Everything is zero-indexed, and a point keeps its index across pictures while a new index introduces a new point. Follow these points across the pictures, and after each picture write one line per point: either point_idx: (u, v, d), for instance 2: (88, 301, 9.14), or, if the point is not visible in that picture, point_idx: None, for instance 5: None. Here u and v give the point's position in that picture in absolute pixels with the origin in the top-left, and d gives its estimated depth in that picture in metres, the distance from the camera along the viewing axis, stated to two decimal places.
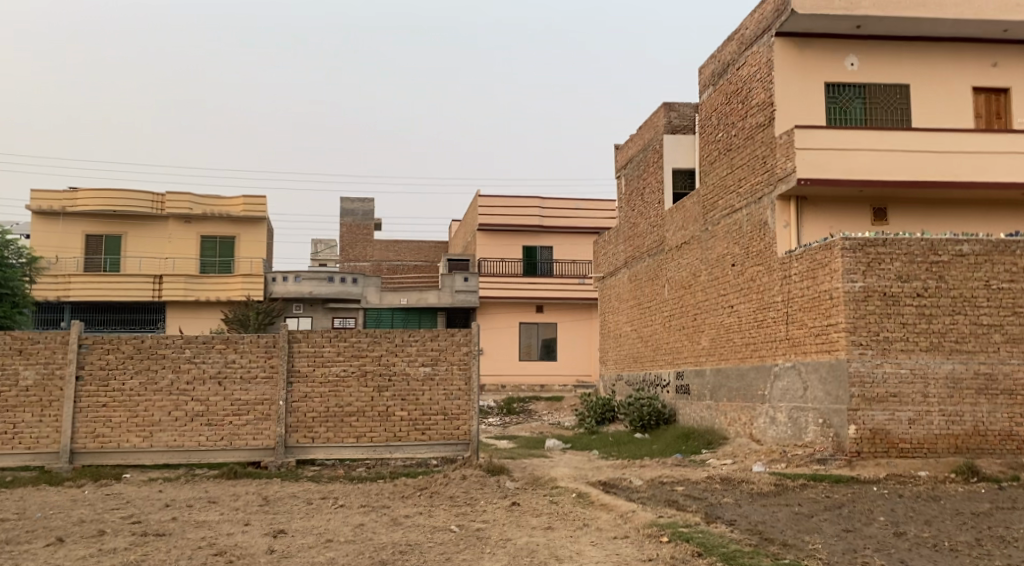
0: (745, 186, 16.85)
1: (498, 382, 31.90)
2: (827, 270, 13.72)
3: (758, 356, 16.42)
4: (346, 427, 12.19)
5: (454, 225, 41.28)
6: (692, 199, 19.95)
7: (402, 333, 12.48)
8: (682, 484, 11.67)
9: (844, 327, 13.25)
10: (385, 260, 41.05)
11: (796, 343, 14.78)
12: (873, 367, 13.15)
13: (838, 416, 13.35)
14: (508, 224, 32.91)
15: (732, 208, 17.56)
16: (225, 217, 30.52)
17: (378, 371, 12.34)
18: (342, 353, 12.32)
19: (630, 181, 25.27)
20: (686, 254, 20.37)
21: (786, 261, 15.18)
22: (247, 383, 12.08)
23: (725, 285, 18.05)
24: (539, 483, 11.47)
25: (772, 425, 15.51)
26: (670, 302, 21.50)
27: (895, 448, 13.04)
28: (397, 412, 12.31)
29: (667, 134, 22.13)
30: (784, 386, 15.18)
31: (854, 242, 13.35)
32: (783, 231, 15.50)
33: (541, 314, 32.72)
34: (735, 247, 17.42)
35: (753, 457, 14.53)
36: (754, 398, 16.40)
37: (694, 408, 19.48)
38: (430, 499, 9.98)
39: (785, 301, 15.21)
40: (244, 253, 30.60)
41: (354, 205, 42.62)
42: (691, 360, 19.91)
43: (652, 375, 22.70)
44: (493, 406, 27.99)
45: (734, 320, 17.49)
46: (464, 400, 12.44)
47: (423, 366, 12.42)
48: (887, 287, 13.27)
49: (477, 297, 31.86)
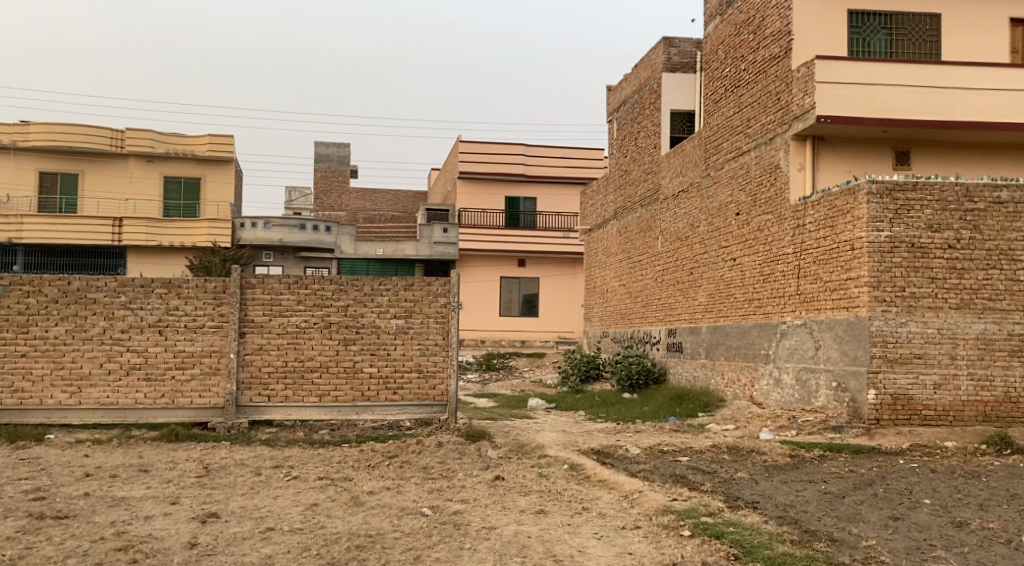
0: (756, 126, 15.36)
1: (477, 337, 30.51)
2: (849, 218, 12.35)
3: (762, 313, 15.07)
4: (307, 384, 10.74)
5: (433, 173, 39.59)
6: (692, 142, 18.42)
7: (372, 281, 10.96)
8: (686, 455, 10.33)
9: (866, 281, 11.91)
10: (362, 209, 39.35)
11: (809, 299, 13.44)
12: (897, 326, 11.83)
13: (856, 379, 12.05)
14: (491, 172, 31.35)
15: (738, 150, 16.13)
16: (190, 158, 28.68)
17: (344, 323, 10.87)
18: (304, 303, 10.82)
19: (622, 126, 23.71)
20: (683, 203, 18.94)
21: (801, 209, 13.78)
22: (193, 333, 10.56)
23: (726, 236, 16.65)
24: (525, 451, 10.11)
25: (776, 387, 14.28)
26: (664, 255, 20.11)
27: (918, 416, 11.77)
28: (366, 369, 10.87)
29: (666, 73, 20.59)
30: (792, 346, 13.87)
31: (881, 186, 11.97)
32: (797, 174, 14.21)
33: (524, 267, 31.27)
34: (741, 193, 15.98)
35: (757, 423, 13.26)
36: (757, 358, 15.09)
37: (687, 367, 18.18)
38: (400, 470, 8.56)
39: (798, 253, 13.84)
40: (210, 196, 28.93)
41: (329, 150, 40.78)
42: (686, 317, 18.56)
43: (642, 332, 21.39)
44: (471, 362, 26.71)
45: (737, 274, 16.11)
46: (442, 356, 11.03)
47: (395, 319, 10.99)
48: (915, 237, 11.93)
49: (456, 249, 30.36)
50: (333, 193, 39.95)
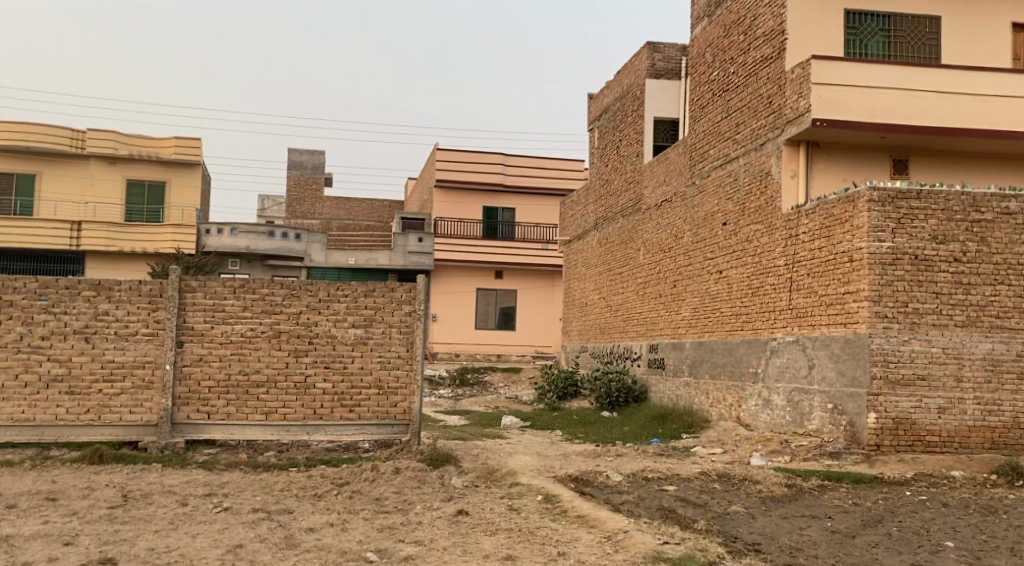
0: (746, 130, 14.48)
1: (451, 351, 29.42)
2: (846, 227, 11.46)
3: (750, 328, 14.15)
4: (252, 400, 9.66)
5: (409, 182, 38.54)
6: (678, 149, 17.51)
7: (328, 286, 9.90)
8: (672, 484, 9.35)
9: (866, 295, 11.00)
10: (335, 218, 38.19)
11: (802, 314, 12.52)
12: (899, 344, 10.92)
13: (854, 402, 11.14)
14: (468, 181, 30.35)
15: (725, 157, 15.25)
16: (154, 160, 27.41)
17: (296, 333, 9.80)
18: (250, 309, 9.75)
19: (604, 134, 22.82)
20: (667, 212, 18.04)
21: (794, 217, 12.89)
22: (124, 341, 9.47)
23: (712, 247, 15.75)
24: (494, 478, 9.08)
25: (766, 408, 13.36)
26: (646, 268, 19.17)
27: (921, 442, 10.86)
28: (318, 384, 9.80)
29: (650, 79, 19.73)
30: (783, 364, 12.97)
31: (882, 193, 11.07)
32: (790, 182, 13.23)
33: (500, 280, 30.27)
34: (729, 202, 15.08)
35: (746, 448, 12.32)
36: (744, 377, 14.16)
37: (669, 385, 17.23)
38: (349, 502, 7.50)
39: (790, 265, 12.95)
40: (175, 201, 27.61)
41: (303, 158, 39.33)
42: (668, 332, 17.62)
43: (622, 348, 20.43)
44: (445, 376, 25.43)
45: (723, 287, 15.20)
46: (405, 370, 10.01)
47: (353, 328, 9.94)
48: (918, 249, 11.05)
49: (431, 259, 29.44)
50: (306, 201, 38.75)
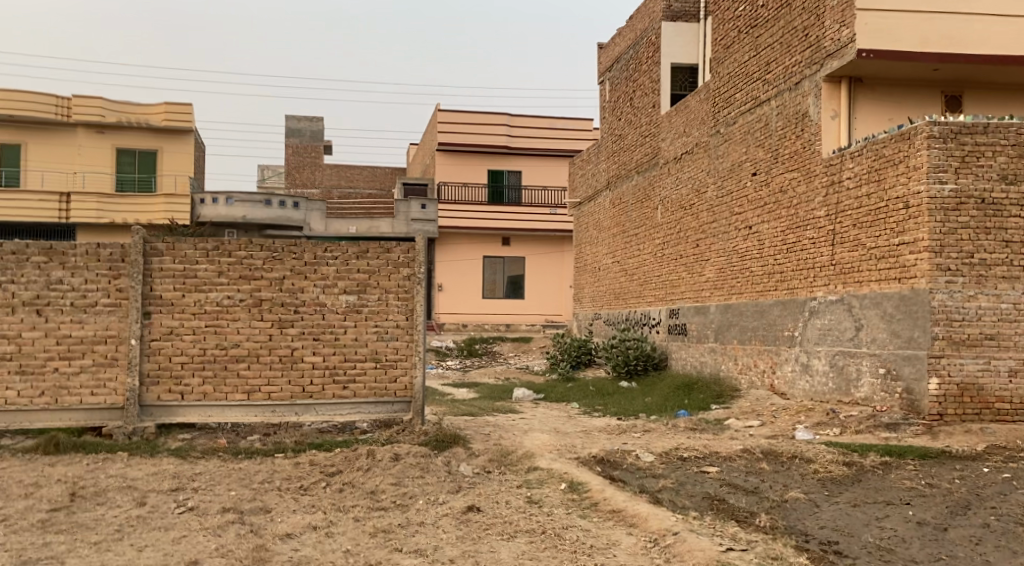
0: (778, 69, 13.18)
1: (458, 322, 28.28)
2: (900, 170, 10.21)
3: (785, 288, 12.88)
4: (230, 377, 8.46)
5: (411, 148, 37.15)
6: (699, 95, 16.14)
7: (314, 247, 8.66)
8: (713, 464, 8.15)
9: (926, 245, 9.76)
10: (336, 186, 36.92)
11: (848, 270, 11.25)
12: (964, 301, 9.70)
13: (911, 365, 9.90)
14: (472, 143, 28.95)
15: (754, 100, 14.00)
16: (145, 127, 26.08)
17: (280, 301, 8.59)
18: (226, 275, 8.53)
19: (616, 86, 21.44)
20: (688, 165, 16.69)
21: (836, 161, 11.64)
22: (82, 314, 8.30)
23: (741, 200, 14.44)
24: (509, 462, 7.90)
25: (804, 374, 12.15)
26: (664, 227, 17.89)
27: (990, 410, 9.66)
28: (307, 358, 8.60)
29: (665, 21, 18.44)
30: (824, 326, 11.73)
31: (944, 128, 9.81)
32: (830, 123, 11.99)
33: (508, 247, 29.00)
34: (760, 150, 13.79)
35: (787, 419, 11.12)
36: (779, 341, 12.91)
37: (692, 352, 16.01)
38: (340, 497, 6.33)
39: (831, 216, 11.69)
40: (168, 169, 26.31)
41: (301, 124, 37.92)
42: (691, 295, 16.36)
43: (639, 314, 19.20)
44: (452, 347, 24.28)
45: (753, 245, 13.92)
46: (405, 341, 8.83)
47: (344, 294, 8.73)
48: (985, 191, 9.81)
49: (435, 226, 27.84)
50: (305, 169, 37.43)
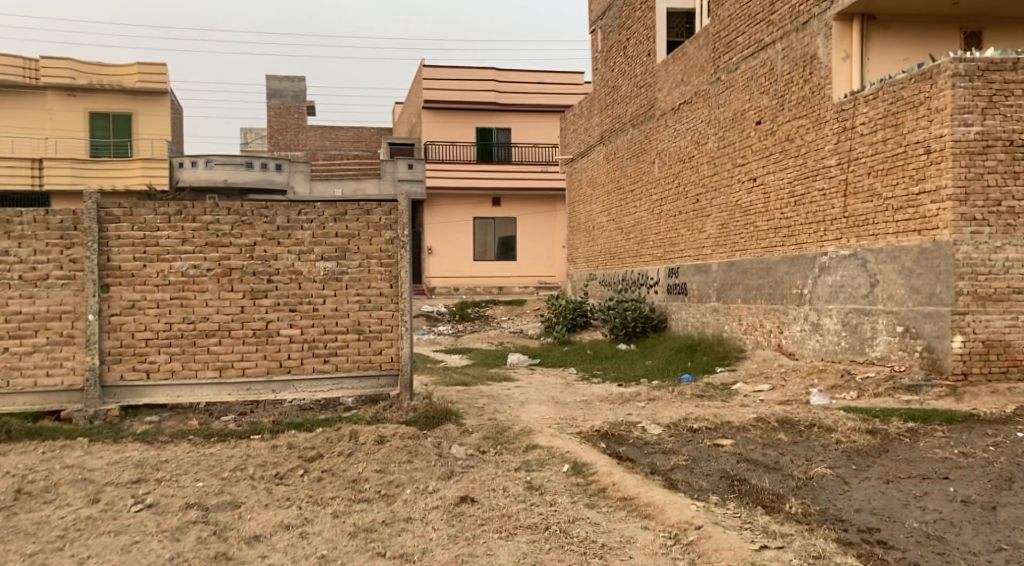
0: (785, 9, 12.65)
1: (450, 286, 27.61)
2: (920, 112, 9.68)
3: (793, 243, 12.21)
4: (200, 353, 7.82)
5: (397, 107, 36.15)
6: (698, 42, 15.35)
7: (288, 210, 7.96)
8: (727, 436, 7.54)
9: (950, 194, 9.22)
10: (321, 148, 35.97)
11: (860, 222, 10.68)
12: (990, 253, 9.15)
13: (933, 323, 9.32)
14: (461, 100, 28.02)
15: (758, 43, 13.37)
16: (117, 90, 25.12)
17: (251, 270, 7.90)
18: (191, 242, 7.83)
19: (608, 35, 20.60)
20: (687, 116, 15.92)
21: (848, 106, 11.05)
22: (33, 289, 7.64)
23: (744, 150, 13.73)
24: (507, 439, 7.28)
25: (814, 334, 11.55)
26: (662, 182, 17.15)
27: (1017, 368, 9.13)
28: (284, 331, 7.96)
29: None
30: (835, 283, 11.10)
31: (969, 66, 9.25)
32: (841, 65, 11.51)
33: (499, 207, 28.23)
34: (765, 97, 13.12)
35: (798, 382, 10.52)
36: (787, 298, 12.27)
37: (693, 312, 15.36)
38: (321, 487, 5.71)
39: (845, 165, 11.06)
40: (143, 133, 25.41)
41: (283, 85, 36.81)
42: (691, 253, 15.67)
43: (636, 274, 18.53)
44: (444, 312, 23.60)
45: (758, 198, 13.21)
46: (390, 310, 8.17)
47: (322, 261, 8.04)
48: (1013, 133, 9.29)
49: (423, 188, 27.08)
50: (289, 131, 36.41)
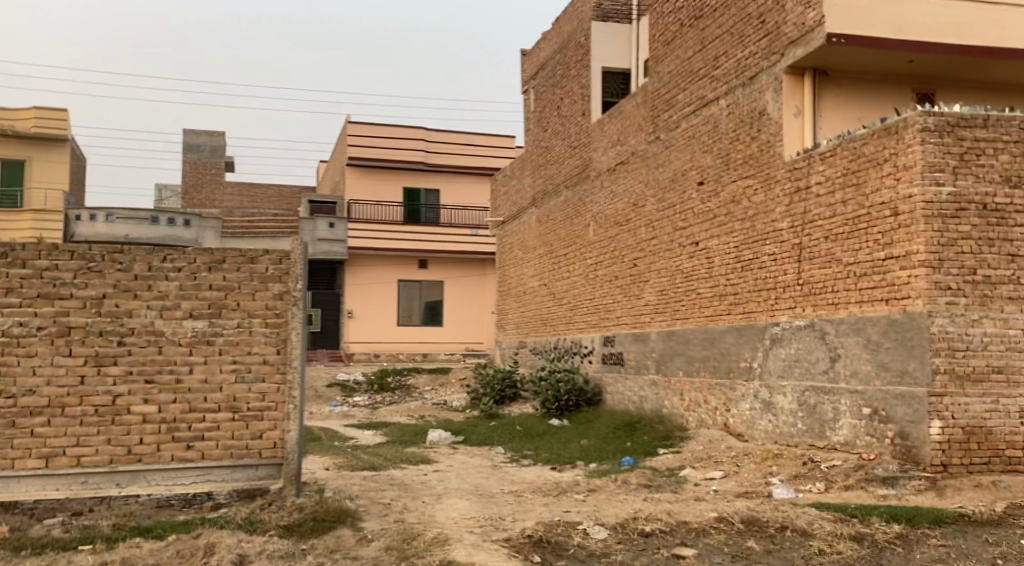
0: (730, 63, 11.74)
1: (370, 351, 25.95)
2: (884, 170, 8.73)
3: (741, 312, 11.14)
4: (21, 436, 6.76)
5: (321, 166, 34.77)
6: (634, 99, 14.48)
7: (149, 256, 7.11)
8: (686, 545, 6.23)
9: (922, 259, 8.23)
10: (239, 206, 34.20)
11: (817, 290, 9.64)
12: (967, 327, 8.15)
13: (905, 406, 8.25)
14: (387, 159, 26.78)
15: (700, 99, 12.46)
16: (9, 135, 23.21)
17: (97, 330, 6.97)
18: (19, 294, 6.87)
19: (541, 95, 19.78)
20: (623, 177, 14.97)
21: (802, 163, 10.09)
22: None
23: (682, 212, 12.82)
24: (415, 553, 5.81)
25: (765, 413, 10.42)
26: (596, 246, 16.09)
27: (1000, 459, 8.08)
28: (136, 410, 6.97)
29: (596, 21, 17.05)
30: (789, 356, 10.02)
31: (940, 120, 8.35)
32: (792, 121, 10.53)
33: (425, 270, 26.85)
34: (706, 157, 12.22)
35: (754, 468, 9.34)
36: (734, 372, 11.14)
37: (630, 385, 14.12)
38: None
39: (798, 229, 10.06)
40: (36, 183, 23.52)
41: (201, 140, 35.11)
42: (628, 321, 14.54)
43: (569, 341, 17.29)
44: (361, 381, 21.86)
45: (700, 264, 12.20)
46: (275, 383, 7.28)
47: (190, 320, 7.16)
48: (986, 195, 8.39)
49: (344, 247, 25.64)
50: (205, 188, 34.59)
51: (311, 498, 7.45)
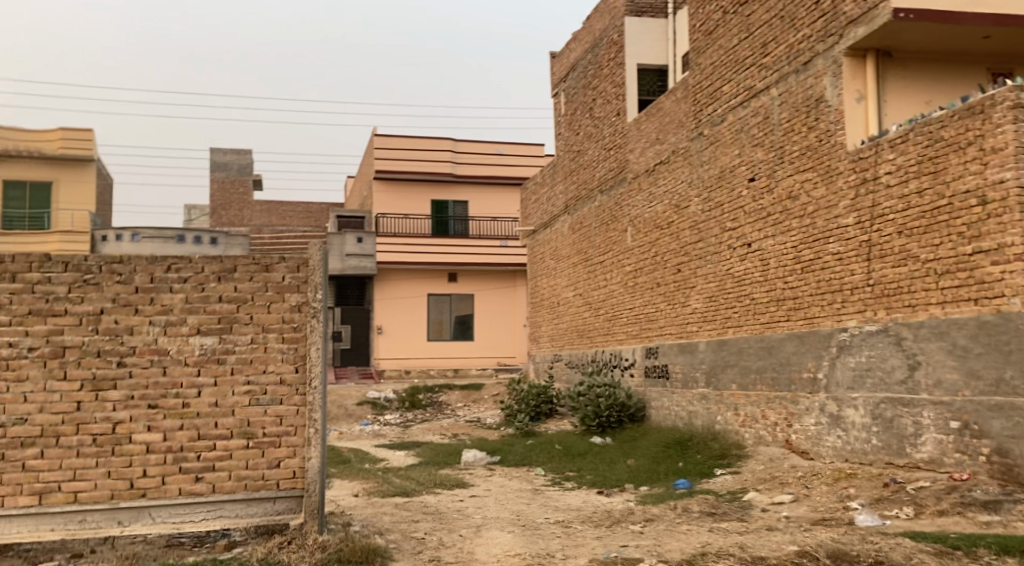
0: (780, 49, 10.86)
1: (400, 368, 25.25)
2: (968, 154, 7.83)
3: (801, 317, 10.23)
4: (11, 471, 6.27)
5: (348, 182, 34.23)
6: (675, 94, 13.63)
7: (151, 266, 6.58)
8: None
9: (1019, 252, 7.30)
10: (267, 224, 33.76)
11: (890, 290, 8.72)
12: None
13: (1004, 418, 7.30)
14: (415, 171, 26.11)
15: (748, 89, 11.58)
16: (36, 157, 23.00)
17: (96, 349, 6.45)
18: (12, 314, 6.39)
19: (572, 98, 19.01)
20: (664, 178, 14.10)
21: (868, 152, 9.18)
22: None
23: (731, 212, 11.94)
24: None
25: (832, 428, 9.49)
26: (636, 252, 15.25)
27: None
28: (139, 437, 6.43)
29: (629, 16, 16.21)
30: (859, 365, 9.10)
31: None
32: (855, 109, 9.64)
33: (456, 283, 26.12)
34: (757, 152, 11.34)
35: (826, 490, 8.42)
36: (795, 384, 10.21)
37: (678, 400, 13.21)
38: None
39: (867, 224, 9.14)
40: (63, 204, 23.31)
41: (228, 158, 34.76)
42: (674, 331, 13.64)
43: (608, 354, 16.41)
44: (392, 399, 21.07)
45: (754, 267, 11.30)
46: (293, 407, 6.68)
47: (198, 337, 6.60)
48: None
49: (373, 262, 24.97)
50: (234, 207, 34.18)
51: (338, 535, 6.66)
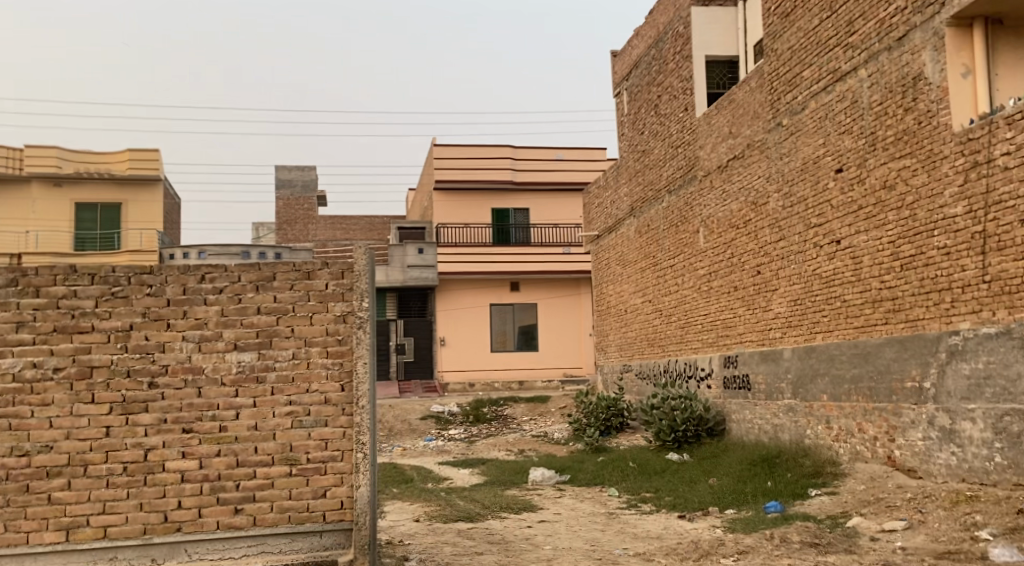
0: (869, 25, 9.87)
1: (464, 381, 24.60)
2: None
3: (903, 320, 9.19)
4: (37, 504, 5.71)
5: (409, 195, 33.83)
6: (748, 83, 12.68)
7: (183, 277, 5.99)
8: None
9: None
10: (331, 240, 33.55)
11: (1012, 287, 7.68)
12: None
13: None
14: (474, 180, 25.50)
15: (831, 72, 10.60)
16: (105, 177, 23.12)
17: (124, 369, 5.86)
18: (35, 331, 5.84)
19: (636, 95, 18.14)
20: (739, 174, 13.14)
21: (978, 132, 8.16)
22: None
23: (817, 207, 10.93)
24: None
25: (945, 444, 8.44)
26: (709, 254, 14.28)
27: None
28: (173, 465, 5.84)
29: (694, 6, 15.19)
30: (975, 372, 8.06)
31: None
32: (960, 84, 8.63)
33: (518, 293, 25.37)
34: (846, 140, 10.34)
35: (945, 515, 7.40)
36: (897, 394, 9.18)
37: (761, 413, 12.21)
38: None
39: (979, 213, 8.10)
40: (132, 223, 23.34)
41: (291, 175, 34.76)
42: (754, 338, 12.64)
43: (682, 364, 15.44)
44: (456, 412, 20.41)
45: (844, 266, 10.28)
46: (340, 428, 6.03)
47: (235, 353, 5.98)
48: None
49: (435, 273, 24.39)
50: (298, 224, 34.08)
51: None
